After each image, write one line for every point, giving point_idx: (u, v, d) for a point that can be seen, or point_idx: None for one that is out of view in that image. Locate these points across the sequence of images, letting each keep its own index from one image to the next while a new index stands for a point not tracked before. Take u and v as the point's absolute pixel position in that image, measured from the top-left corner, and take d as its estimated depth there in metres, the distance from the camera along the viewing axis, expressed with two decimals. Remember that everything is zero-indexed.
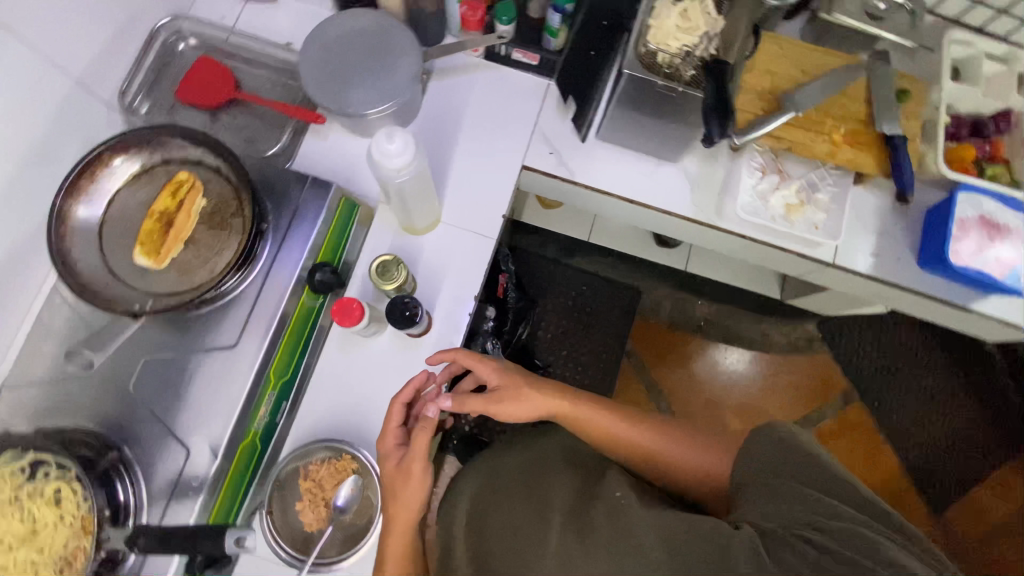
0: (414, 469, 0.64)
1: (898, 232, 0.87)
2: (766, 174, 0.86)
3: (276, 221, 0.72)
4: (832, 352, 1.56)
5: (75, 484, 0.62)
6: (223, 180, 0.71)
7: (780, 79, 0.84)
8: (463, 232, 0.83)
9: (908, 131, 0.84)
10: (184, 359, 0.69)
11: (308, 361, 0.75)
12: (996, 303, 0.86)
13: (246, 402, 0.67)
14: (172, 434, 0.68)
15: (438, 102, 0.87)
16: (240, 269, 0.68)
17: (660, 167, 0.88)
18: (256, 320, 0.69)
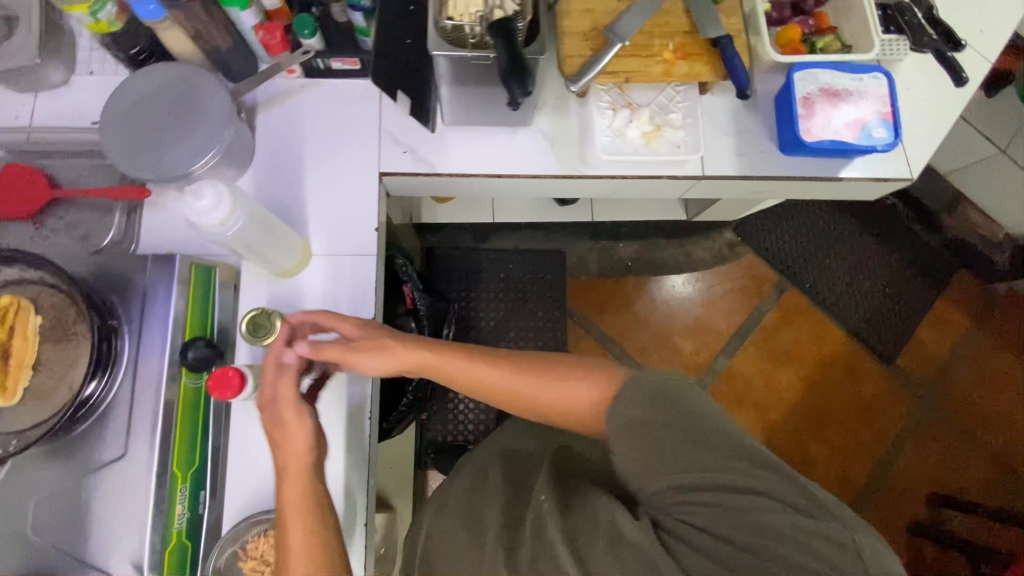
0: (286, 413, 0.63)
1: (755, 126, 0.89)
2: (617, 109, 0.86)
3: (127, 313, 0.68)
4: (756, 250, 1.61)
5: None
6: (54, 291, 0.67)
7: (599, 14, 0.83)
8: (339, 260, 0.79)
9: (732, 29, 0.85)
10: (76, 486, 0.64)
11: (214, 440, 0.71)
12: (863, 165, 0.88)
13: (155, 509, 0.63)
14: (89, 567, 0.63)
15: (273, 135, 0.83)
16: (100, 374, 0.65)
17: (517, 133, 0.86)
18: (138, 421, 0.65)
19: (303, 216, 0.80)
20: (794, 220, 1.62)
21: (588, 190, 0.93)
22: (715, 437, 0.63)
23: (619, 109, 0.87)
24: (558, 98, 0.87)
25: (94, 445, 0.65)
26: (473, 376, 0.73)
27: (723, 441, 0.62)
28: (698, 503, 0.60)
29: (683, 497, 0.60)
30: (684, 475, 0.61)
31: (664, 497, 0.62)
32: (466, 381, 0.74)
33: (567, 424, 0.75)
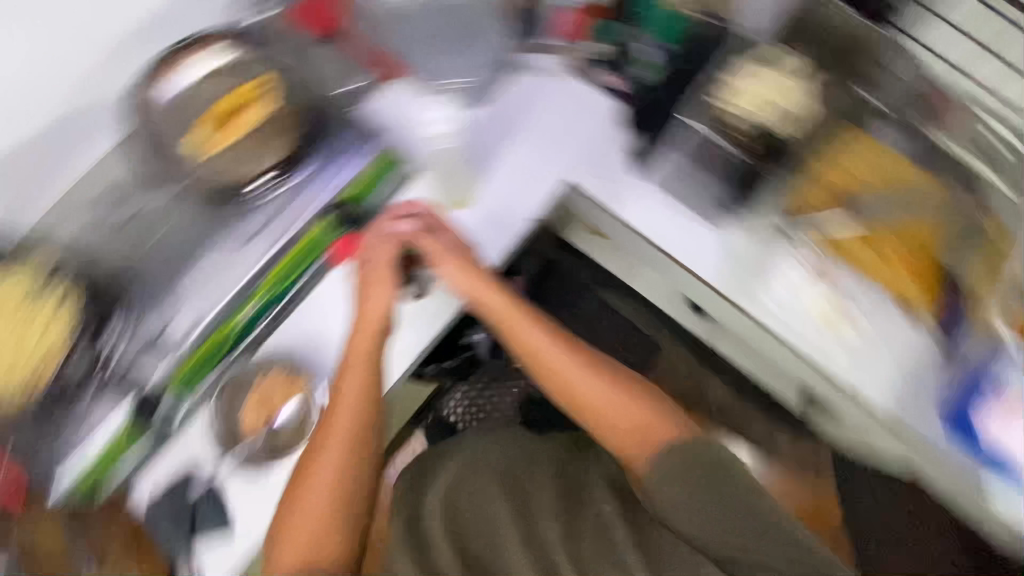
0: (378, 273, 0.77)
1: (922, 378, 0.82)
2: (809, 272, 0.84)
3: (319, 151, 0.85)
4: (840, 490, 1.39)
5: (71, 310, 0.74)
6: (292, 99, 0.82)
7: (859, 181, 0.81)
8: (492, 221, 0.88)
9: (975, 276, 0.80)
10: (203, 241, 0.84)
11: (307, 283, 0.83)
12: (1010, 496, 0.77)
13: (236, 294, 0.81)
14: (172, 296, 0.83)
15: (510, 99, 0.92)
16: (278, 177, 0.83)
17: (702, 228, 0.86)
18: (271, 229, 0.84)
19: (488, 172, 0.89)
20: (904, 497, 1.40)
21: (724, 318, 0.91)
22: (760, 515, 0.79)
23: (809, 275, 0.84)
24: (758, 227, 0.86)
25: (234, 228, 0.84)
26: (535, 343, 0.80)
27: (766, 513, 0.79)
28: (748, 563, 0.78)
29: (728, 551, 0.79)
30: (729, 542, 0.78)
31: (713, 541, 0.79)
32: (528, 345, 0.81)
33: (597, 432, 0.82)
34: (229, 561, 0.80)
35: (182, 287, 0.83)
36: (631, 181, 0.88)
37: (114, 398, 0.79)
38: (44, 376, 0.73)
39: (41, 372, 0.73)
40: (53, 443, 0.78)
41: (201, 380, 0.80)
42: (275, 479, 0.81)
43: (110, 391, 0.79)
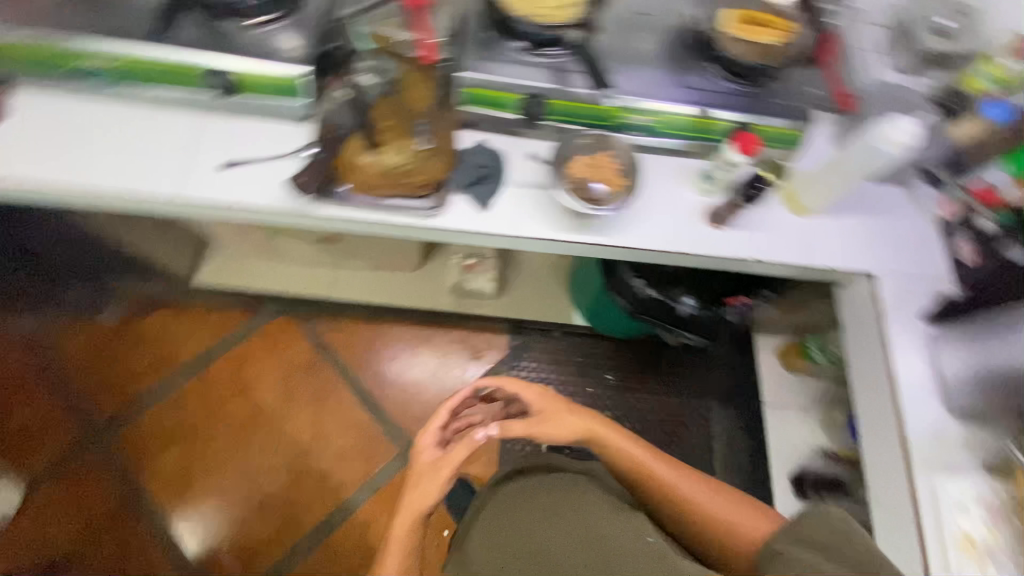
0: (445, 470, 0.88)
1: None
2: (984, 505, 0.80)
3: (771, 86, 0.88)
4: None
5: (571, 11, 0.82)
6: (796, 39, 0.89)
7: None
8: (793, 244, 0.90)
9: None
10: (662, 58, 0.87)
11: (677, 146, 0.90)
12: None
13: (654, 102, 0.84)
14: (614, 59, 0.85)
15: (862, 196, 0.95)
16: (742, 76, 0.86)
17: (923, 387, 0.86)
18: (704, 97, 0.85)
19: (832, 215, 0.93)
20: None
21: (873, 452, 0.89)
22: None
23: (973, 489, 0.80)
24: (981, 427, 0.84)
25: (684, 68, 0.87)
26: (625, 449, 0.88)
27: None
28: None
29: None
30: None
31: None
32: (614, 446, 0.89)
33: (718, 535, 0.79)
34: (466, 218, 0.83)
35: (620, 60, 0.85)
36: (915, 322, 0.89)
37: (525, 76, 0.81)
38: (515, 17, 0.81)
39: (520, 16, 0.81)
40: (470, 58, 0.81)
41: (571, 122, 0.86)
42: (540, 203, 0.85)
43: (527, 71, 0.82)
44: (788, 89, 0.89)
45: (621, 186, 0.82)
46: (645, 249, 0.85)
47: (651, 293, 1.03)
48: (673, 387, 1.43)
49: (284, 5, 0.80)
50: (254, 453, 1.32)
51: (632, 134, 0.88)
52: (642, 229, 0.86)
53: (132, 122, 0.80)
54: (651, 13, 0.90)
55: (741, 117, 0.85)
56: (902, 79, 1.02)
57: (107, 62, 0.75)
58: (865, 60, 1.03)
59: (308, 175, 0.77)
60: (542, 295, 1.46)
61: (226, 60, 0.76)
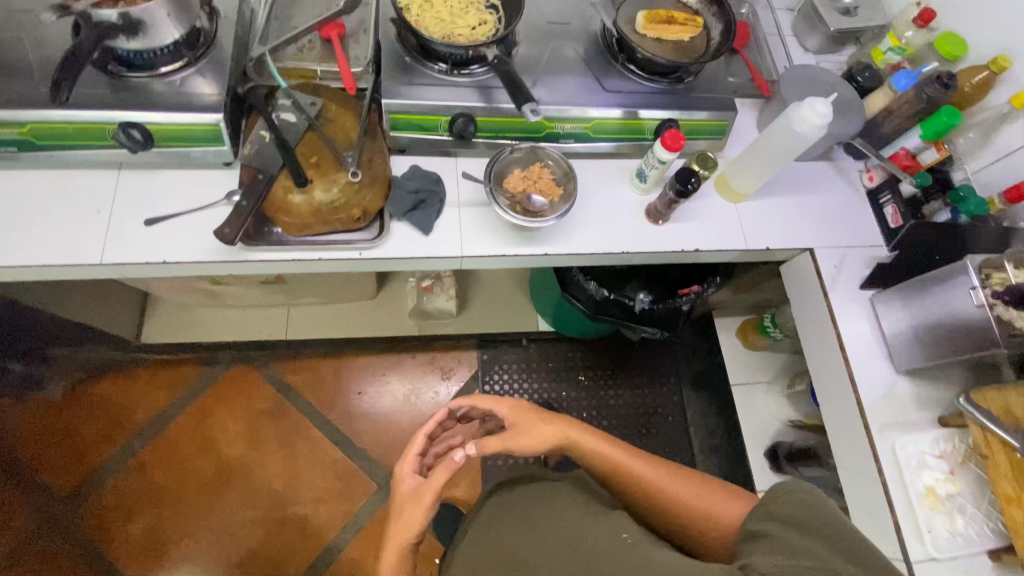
0: (427, 497, 0.84)
1: None
2: (943, 457, 0.83)
3: (689, 82, 0.91)
4: None
5: (486, 30, 0.83)
6: (707, 34, 0.92)
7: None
8: (733, 231, 0.92)
9: None
10: (582, 66, 0.89)
11: (608, 148, 0.91)
12: None
13: (580, 110, 0.85)
14: (535, 72, 0.86)
15: (793, 175, 0.99)
16: (661, 76, 0.89)
17: (871, 352, 0.89)
18: (627, 99, 0.87)
19: (765, 198, 0.96)
20: None
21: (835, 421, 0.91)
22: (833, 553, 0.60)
23: (932, 443, 0.83)
24: (928, 383, 0.88)
25: (605, 73, 0.89)
26: (605, 452, 0.87)
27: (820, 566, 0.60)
28: None
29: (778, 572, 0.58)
30: None
31: None
32: (594, 449, 0.88)
33: (697, 527, 0.80)
34: (409, 245, 0.82)
35: (543, 72, 0.87)
36: (857, 290, 0.93)
37: (449, 98, 0.81)
38: (431, 40, 0.80)
39: (435, 39, 0.80)
40: (392, 85, 0.80)
41: (502, 138, 0.86)
42: (481, 221, 0.84)
43: (451, 94, 0.81)
44: (706, 83, 0.92)
45: (558, 196, 0.83)
46: (591, 253, 0.86)
47: (606, 296, 1.04)
48: (644, 380, 1.43)
49: (196, 49, 0.79)
50: (227, 510, 1.27)
51: (563, 143, 0.89)
52: (586, 234, 0.87)
53: (42, 189, 0.76)
54: (568, 21, 0.92)
55: (666, 114, 0.88)
56: (814, 60, 1.07)
57: (6, 130, 0.71)
58: (777, 45, 1.07)
59: (235, 222, 0.73)
60: (504, 307, 1.46)
61: (136, 114, 0.72)
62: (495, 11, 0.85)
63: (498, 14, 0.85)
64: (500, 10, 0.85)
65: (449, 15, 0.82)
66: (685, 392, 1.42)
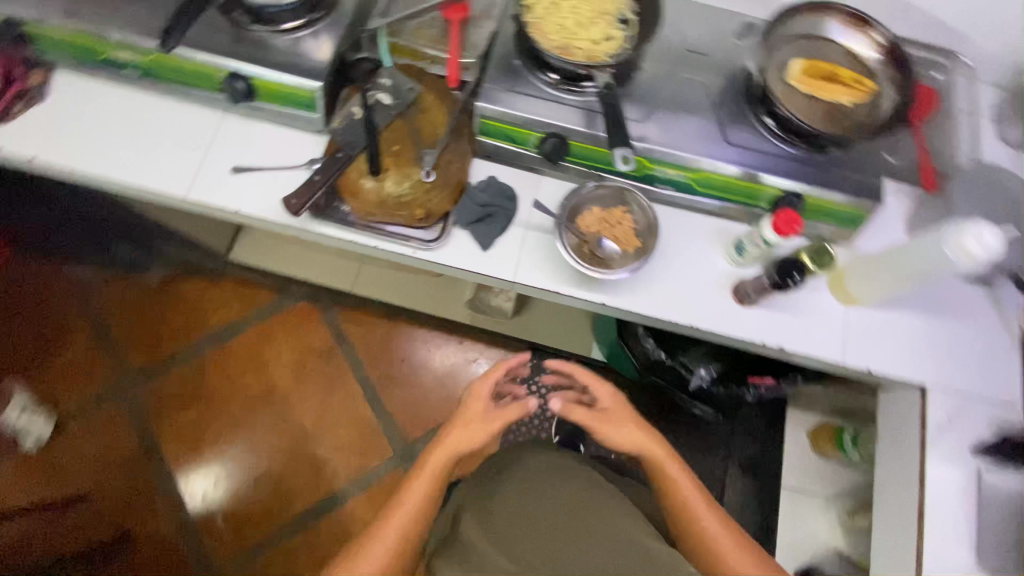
0: (491, 421, 0.80)
1: None
2: None
3: (833, 154, 0.76)
4: None
5: (608, 48, 0.74)
6: (875, 102, 0.75)
7: None
8: (832, 336, 0.78)
9: None
10: (707, 109, 0.77)
11: (710, 206, 0.80)
12: None
13: (688, 158, 0.74)
14: (650, 105, 0.76)
15: (932, 293, 0.81)
16: (798, 139, 0.75)
17: (957, 534, 0.72)
18: (748, 158, 0.75)
19: (886, 310, 0.79)
20: None
21: None
22: None
23: None
24: None
25: (732, 122, 0.77)
26: (684, 491, 0.75)
27: None
28: None
29: None
30: None
31: None
32: (674, 483, 0.76)
33: None
34: (464, 255, 0.77)
35: (662, 105, 0.77)
36: (966, 454, 0.75)
37: (546, 114, 0.75)
38: (544, 48, 0.73)
39: (549, 48, 0.73)
40: (492, 88, 0.76)
41: (594, 168, 0.79)
42: (545, 250, 0.78)
43: (549, 110, 0.75)
44: (856, 159, 0.76)
45: (633, 248, 0.74)
46: (654, 318, 0.77)
47: (665, 360, 0.95)
48: (686, 444, 1.32)
49: (318, 9, 0.78)
50: (261, 425, 1.38)
51: (660, 187, 0.79)
52: (654, 296, 0.77)
53: (154, 114, 0.81)
54: (709, 53, 0.80)
55: (791, 184, 0.74)
56: (1013, 159, 0.85)
57: (135, 55, 0.77)
58: (969, 131, 0.86)
59: (302, 194, 0.73)
60: (563, 322, 1.40)
61: (244, 66, 0.74)
62: (626, 29, 0.76)
63: (628, 33, 0.75)
64: (631, 28, 0.76)
65: (573, 22, 0.75)
66: (729, 471, 1.28)
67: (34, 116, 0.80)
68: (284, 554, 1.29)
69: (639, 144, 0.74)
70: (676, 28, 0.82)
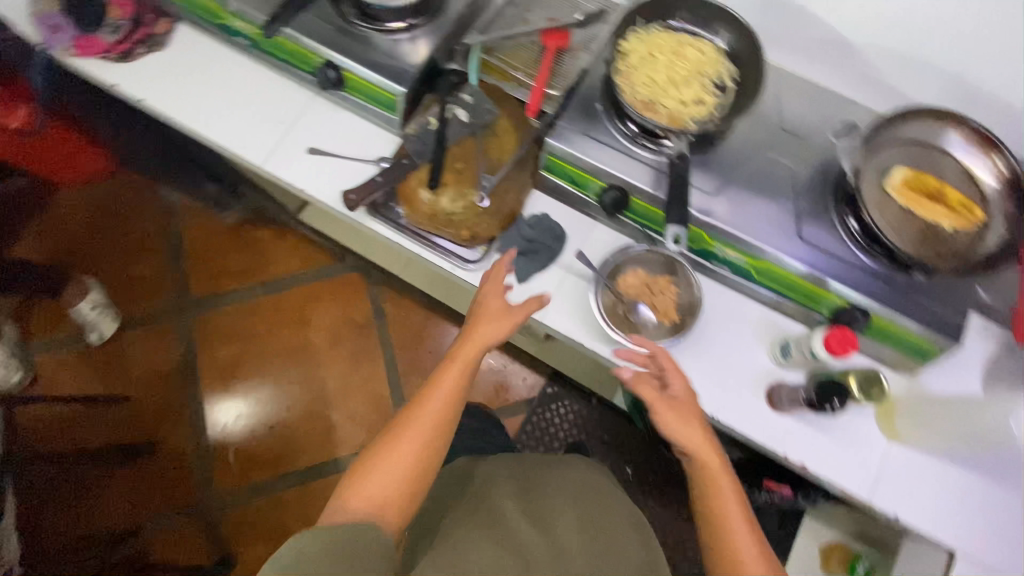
0: (513, 313, 0.70)
1: None
2: None
3: (916, 277, 0.69)
4: None
5: (695, 113, 0.71)
6: (979, 234, 0.68)
7: None
8: (864, 470, 0.71)
9: None
10: (787, 196, 0.72)
11: (764, 296, 0.75)
12: None
13: (752, 243, 0.70)
14: (726, 178, 0.72)
15: (994, 456, 0.72)
16: (879, 253, 0.68)
17: None
18: (817, 258, 0.69)
19: (933, 459, 0.71)
20: None
21: None
22: None
23: None
24: None
25: (810, 216, 0.71)
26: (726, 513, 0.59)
27: None
28: None
29: None
30: None
31: None
32: (721, 514, 0.59)
33: None
34: None
35: (740, 181, 0.72)
36: None
37: (613, 165, 0.73)
38: (628, 99, 0.71)
39: (633, 100, 0.71)
40: (566, 128, 0.75)
41: (651, 229, 0.76)
42: (580, 299, 0.77)
43: (618, 161, 0.73)
44: (940, 290, 0.69)
45: (669, 321, 0.71)
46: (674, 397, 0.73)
47: None
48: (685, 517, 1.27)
49: (420, 15, 0.79)
50: (288, 376, 1.46)
51: (715, 264, 0.75)
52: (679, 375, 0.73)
53: (254, 81, 0.87)
54: (806, 136, 0.75)
55: (860, 299, 0.68)
56: None
57: (249, 27, 0.82)
58: None
59: (361, 191, 0.76)
60: None
61: (338, 57, 0.77)
62: (720, 95, 0.72)
63: (721, 100, 0.72)
64: (725, 96, 0.72)
65: (666, 78, 0.72)
66: None
67: (154, 62, 0.88)
68: (278, 502, 1.37)
69: (702, 217, 0.70)
70: (776, 104, 0.77)
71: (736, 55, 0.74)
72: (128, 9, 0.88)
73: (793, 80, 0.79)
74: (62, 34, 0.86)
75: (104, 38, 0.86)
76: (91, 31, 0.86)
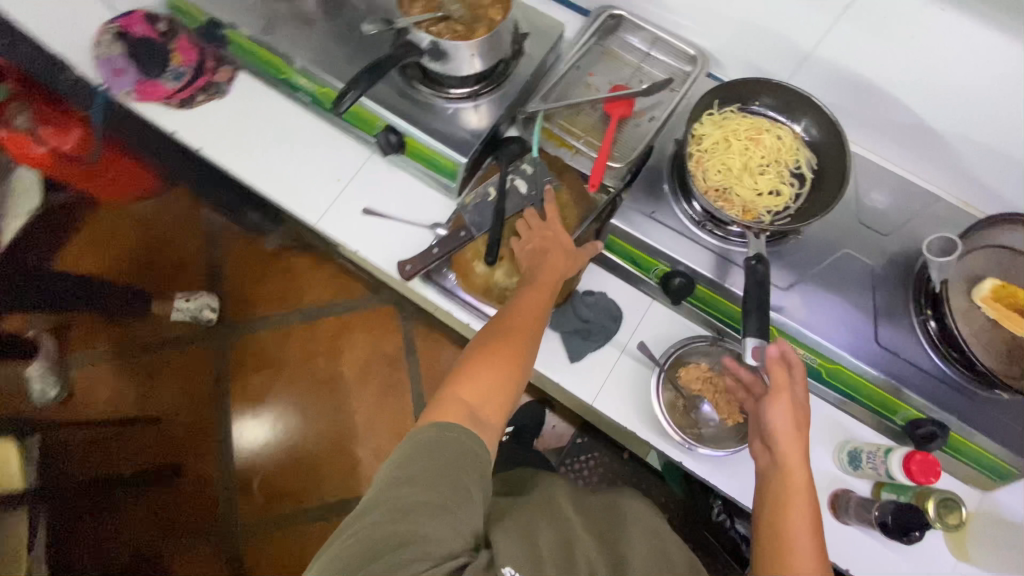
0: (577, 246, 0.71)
1: None
2: None
3: (1001, 396, 0.64)
4: None
5: (770, 205, 0.68)
6: None
7: None
8: None
9: None
10: (862, 294, 0.68)
11: (831, 396, 0.72)
12: None
13: (826, 344, 0.66)
14: (799, 272, 0.69)
15: None
16: (964, 368, 0.64)
17: None
18: (895, 366, 0.66)
19: None
20: None
21: None
22: None
23: None
24: None
25: (888, 319, 0.68)
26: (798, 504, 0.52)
27: None
28: None
29: None
30: None
31: None
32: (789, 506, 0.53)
33: None
34: (552, 363, 0.75)
35: (814, 277, 0.69)
36: None
37: (680, 252, 0.70)
38: (700, 187, 0.68)
39: (706, 188, 0.68)
40: (632, 209, 0.72)
41: (716, 319, 0.73)
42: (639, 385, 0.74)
43: (684, 248, 0.70)
44: None
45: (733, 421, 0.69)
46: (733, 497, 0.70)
47: None
48: None
49: (485, 82, 0.78)
50: (316, 407, 1.45)
51: None
52: (738, 474, 0.70)
53: (312, 135, 0.86)
54: (884, 231, 0.71)
55: (940, 413, 0.64)
56: None
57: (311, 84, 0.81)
58: None
59: (417, 262, 0.75)
60: None
61: (401, 123, 0.76)
62: (795, 186, 0.69)
63: (797, 191, 0.69)
64: (801, 187, 0.69)
65: (742, 165, 0.69)
66: None
67: (212, 110, 0.88)
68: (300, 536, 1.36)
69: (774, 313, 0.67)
70: (853, 193, 0.73)
71: (813, 144, 0.71)
72: (189, 56, 0.87)
73: (870, 165, 0.76)
74: (123, 78, 0.86)
75: (165, 83, 0.86)
76: (154, 77, 0.86)
